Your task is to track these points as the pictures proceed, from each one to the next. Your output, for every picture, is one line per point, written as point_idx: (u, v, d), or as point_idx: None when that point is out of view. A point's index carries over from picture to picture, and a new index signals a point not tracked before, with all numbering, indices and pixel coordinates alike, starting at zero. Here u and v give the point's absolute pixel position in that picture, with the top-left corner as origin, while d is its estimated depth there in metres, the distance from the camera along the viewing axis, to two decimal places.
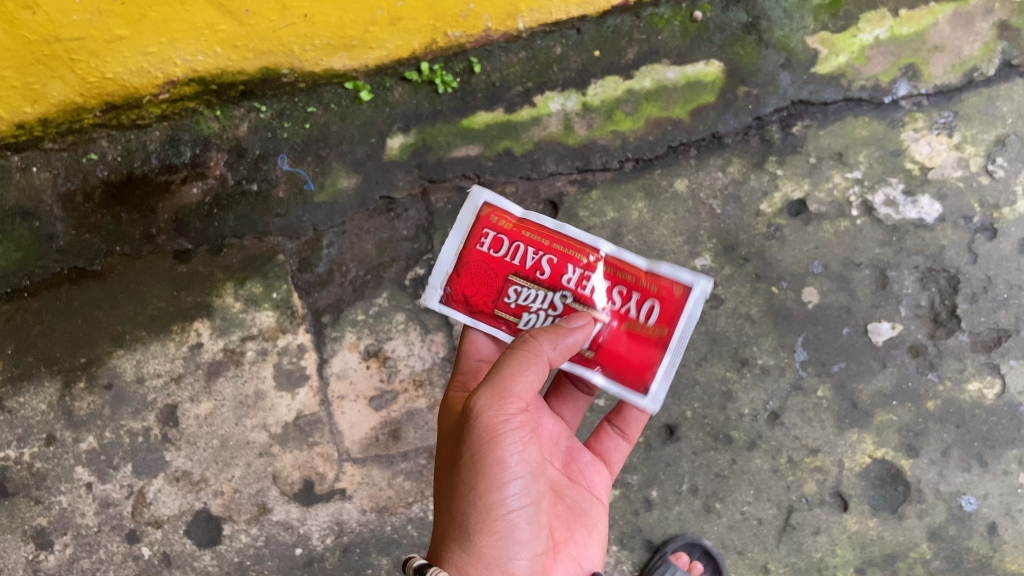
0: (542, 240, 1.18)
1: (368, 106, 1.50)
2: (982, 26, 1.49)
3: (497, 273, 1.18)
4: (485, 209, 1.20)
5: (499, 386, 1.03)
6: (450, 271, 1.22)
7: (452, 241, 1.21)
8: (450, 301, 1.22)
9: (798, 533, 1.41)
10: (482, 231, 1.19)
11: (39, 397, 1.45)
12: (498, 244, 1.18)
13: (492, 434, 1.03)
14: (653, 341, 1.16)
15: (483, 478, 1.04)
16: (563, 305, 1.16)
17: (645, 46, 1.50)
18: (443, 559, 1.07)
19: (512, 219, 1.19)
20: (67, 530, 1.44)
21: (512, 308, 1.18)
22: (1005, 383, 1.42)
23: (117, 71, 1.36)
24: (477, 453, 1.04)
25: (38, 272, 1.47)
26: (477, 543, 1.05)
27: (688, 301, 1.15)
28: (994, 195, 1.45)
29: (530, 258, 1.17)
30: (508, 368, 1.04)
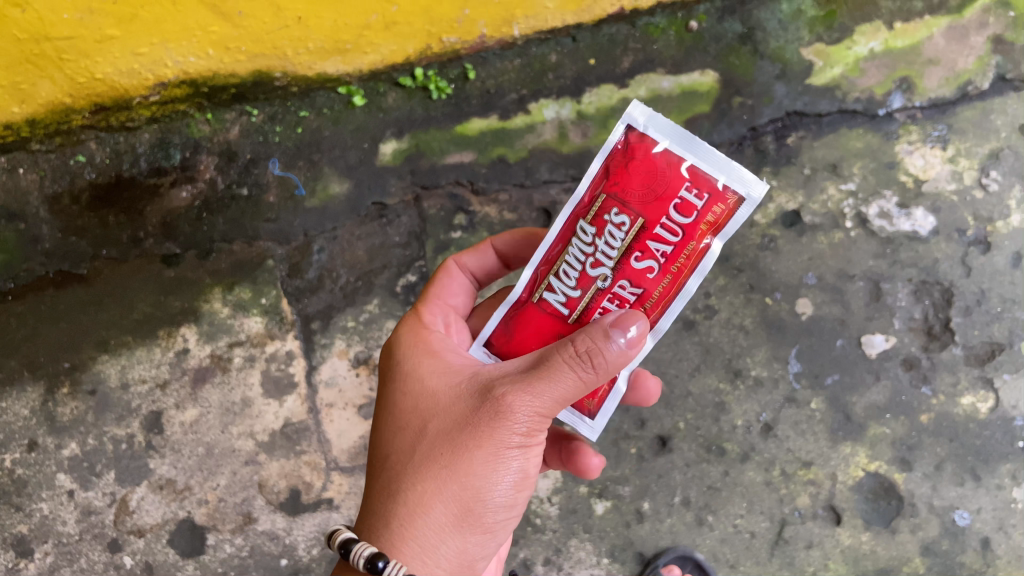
0: (683, 265, 0.93)
1: (361, 111, 1.48)
2: (976, 40, 1.50)
3: (651, 202, 0.90)
4: (730, 197, 0.89)
5: (547, 396, 0.91)
6: (660, 143, 0.90)
7: (705, 155, 0.89)
8: (625, 137, 0.92)
9: (791, 546, 1.39)
10: (704, 194, 0.89)
11: (22, 402, 1.42)
12: (678, 210, 0.90)
13: (520, 439, 0.94)
14: None
15: (494, 474, 0.95)
16: (592, 269, 0.95)
17: (641, 55, 1.49)
18: (408, 546, 0.93)
19: (712, 231, 0.91)
20: (47, 539, 1.40)
21: (600, 213, 0.93)
22: (999, 397, 1.41)
23: (107, 71, 1.35)
24: (496, 451, 0.94)
25: (23, 275, 1.45)
26: (463, 535, 0.96)
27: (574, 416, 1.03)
28: (988, 209, 1.45)
29: (661, 251, 0.92)
30: (567, 384, 0.90)
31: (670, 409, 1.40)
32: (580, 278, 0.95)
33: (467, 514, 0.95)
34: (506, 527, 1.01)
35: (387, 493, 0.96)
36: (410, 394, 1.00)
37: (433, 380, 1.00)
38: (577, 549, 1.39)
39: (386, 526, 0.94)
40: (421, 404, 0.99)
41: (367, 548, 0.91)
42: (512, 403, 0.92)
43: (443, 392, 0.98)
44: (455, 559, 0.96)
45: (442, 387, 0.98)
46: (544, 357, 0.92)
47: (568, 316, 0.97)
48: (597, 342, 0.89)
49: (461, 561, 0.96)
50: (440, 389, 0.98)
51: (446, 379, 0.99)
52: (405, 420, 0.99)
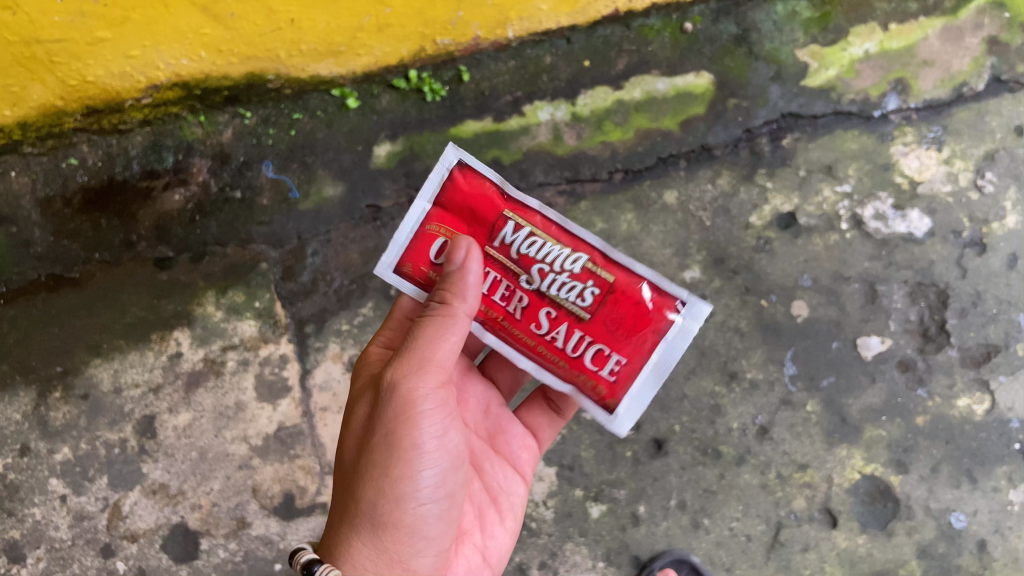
0: (542, 352, 1.12)
1: (355, 113, 1.48)
2: (970, 41, 1.50)
3: (607, 331, 1.09)
4: (611, 399, 1.11)
5: (422, 362, 1.03)
6: (660, 333, 1.08)
7: (643, 388, 1.10)
8: (670, 308, 1.08)
9: (787, 549, 1.38)
10: (608, 376, 1.10)
11: (14, 407, 1.41)
12: (598, 353, 1.10)
13: (405, 414, 1.03)
14: (443, 217, 1.10)
15: (392, 459, 1.04)
16: (536, 268, 1.09)
17: (635, 57, 1.49)
18: (335, 544, 1.04)
19: (570, 383, 1.12)
20: (39, 544, 1.39)
21: (590, 273, 1.08)
22: (995, 399, 1.41)
23: (99, 74, 1.34)
24: (392, 435, 1.04)
25: (14, 278, 1.44)
26: (376, 528, 1.04)
27: (395, 252, 1.12)
28: (983, 210, 1.45)
29: (554, 334, 1.10)
30: (428, 343, 1.03)
31: (665, 412, 1.40)
32: (524, 259, 1.09)
33: (375, 506, 1.04)
34: (428, 515, 1.07)
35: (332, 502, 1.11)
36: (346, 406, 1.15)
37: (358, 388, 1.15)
38: (572, 553, 1.38)
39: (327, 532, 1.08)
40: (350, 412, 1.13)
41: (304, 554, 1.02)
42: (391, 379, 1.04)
43: (358, 397, 1.11)
44: (378, 552, 1.04)
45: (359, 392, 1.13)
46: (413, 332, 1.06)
47: (492, 243, 1.09)
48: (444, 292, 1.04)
49: (386, 555, 1.04)
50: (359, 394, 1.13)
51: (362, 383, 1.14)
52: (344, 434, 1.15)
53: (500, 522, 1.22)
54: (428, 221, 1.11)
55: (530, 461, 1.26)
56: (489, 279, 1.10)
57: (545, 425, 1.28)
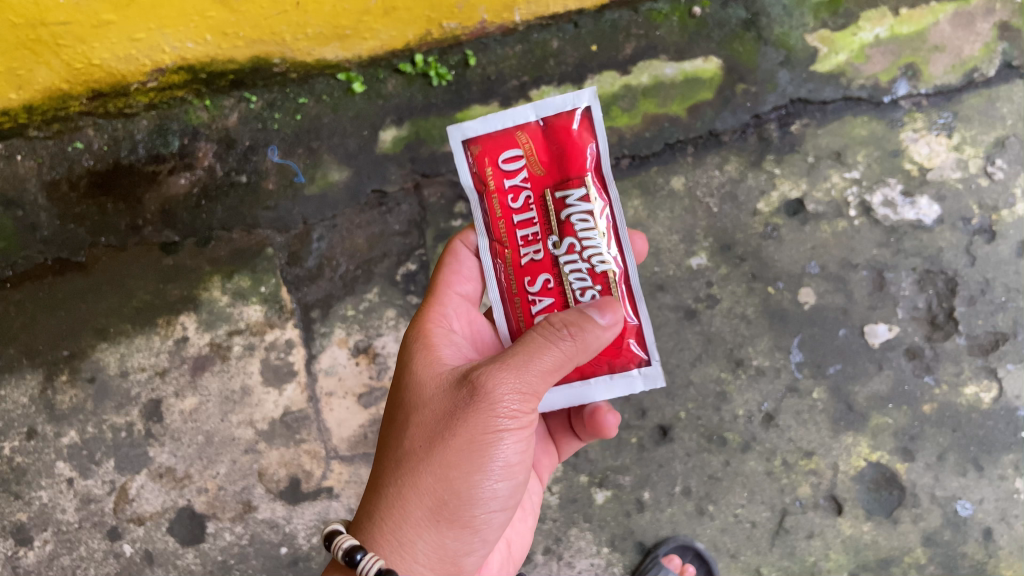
0: (513, 306, 1.07)
1: (360, 98, 1.47)
2: (982, 26, 1.48)
3: None
4: None
5: (524, 375, 0.94)
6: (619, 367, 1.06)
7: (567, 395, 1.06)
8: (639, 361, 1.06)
9: (791, 536, 1.38)
10: None
11: (20, 390, 1.42)
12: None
13: (496, 426, 0.94)
14: (535, 136, 1.03)
15: (472, 466, 0.95)
16: (568, 238, 1.04)
17: (643, 42, 1.48)
18: (385, 540, 0.95)
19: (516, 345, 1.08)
20: (47, 527, 1.40)
21: (600, 280, 1.04)
22: (1003, 387, 1.40)
23: (104, 57, 1.34)
24: (475, 440, 0.95)
25: (21, 262, 1.44)
26: (442, 529, 0.96)
27: (482, 129, 1.05)
28: (993, 197, 1.44)
29: (535, 296, 1.06)
30: (545, 361, 0.94)
31: (671, 398, 1.40)
32: (563, 229, 1.03)
33: (444, 509, 0.95)
34: (491, 521, 1.00)
35: (371, 488, 0.99)
36: (400, 385, 1.02)
37: (418, 370, 1.02)
38: (576, 538, 1.38)
39: (367, 523, 0.97)
40: (409, 395, 1.01)
41: (346, 539, 0.94)
42: (488, 385, 0.94)
43: (426, 382, 1.00)
44: (434, 553, 0.96)
45: (427, 376, 1.00)
46: (522, 339, 0.96)
47: (554, 193, 1.03)
48: (572, 317, 0.97)
49: (442, 555, 0.97)
50: (424, 377, 1.01)
51: (431, 369, 1.01)
52: (393, 414, 1.02)
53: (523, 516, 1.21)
54: (525, 129, 1.03)
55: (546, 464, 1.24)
56: (527, 214, 1.05)
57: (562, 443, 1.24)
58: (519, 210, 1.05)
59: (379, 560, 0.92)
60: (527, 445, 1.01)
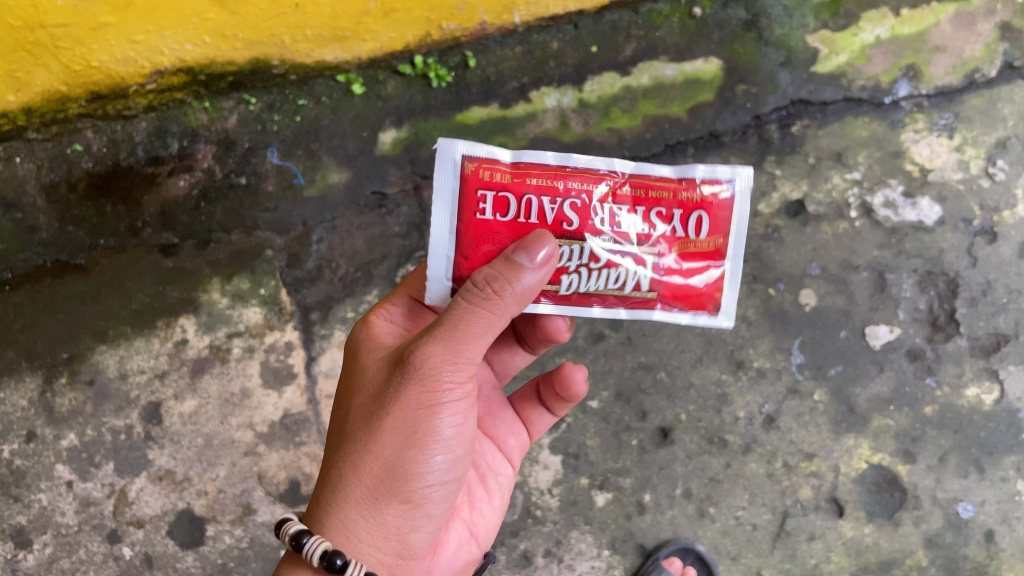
0: (558, 177, 0.97)
1: (360, 99, 1.46)
2: (983, 27, 1.48)
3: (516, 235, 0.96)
4: (468, 165, 0.95)
5: (453, 347, 0.92)
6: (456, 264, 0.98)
7: (444, 216, 0.97)
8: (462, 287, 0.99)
9: (793, 539, 1.38)
10: (477, 194, 0.96)
11: (20, 393, 1.42)
12: (506, 203, 0.96)
13: (430, 399, 0.93)
14: (710, 251, 0.99)
15: (408, 442, 0.94)
16: (604, 254, 0.98)
17: (644, 42, 1.47)
18: (330, 523, 0.94)
19: (505, 169, 0.96)
20: (46, 530, 1.39)
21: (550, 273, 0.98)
22: (1004, 388, 1.40)
23: (103, 59, 1.35)
24: (408, 415, 0.93)
25: (20, 264, 1.44)
26: (383, 505, 0.95)
27: (736, 204, 0.98)
28: (995, 198, 1.44)
29: (561, 200, 0.97)
30: (473, 326, 0.91)
31: (672, 400, 1.39)
32: (611, 259, 0.98)
33: (382, 486, 0.94)
34: (434, 496, 0.99)
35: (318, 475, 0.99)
36: (345, 373, 1.02)
37: (363, 355, 1.02)
38: (577, 541, 1.38)
39: (313, 510, 0.97)
40: (353, 379, 1.00)
41: (293, 524, 0.94)
42: (419, 360, 0.92)
43: (367, 366, 0.99)
44: (378, 532, 0.95)
45: (368, 360, 1.00)
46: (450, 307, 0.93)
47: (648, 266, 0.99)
48: (497, 271, 0.91)
49: (386, 532, 0.96)
50: (366, 361, 1.00)
51: (373, 351, 1.01)
52: (338, 400, 1.02)
53: (488, 500, 1.19)
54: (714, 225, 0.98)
55: (518, 445, 1.24)
56: (639, 226, 0.98)
57: (535, 420, 1.24)
58: (647, 224, 0.98)
59: (324, 541, 0.92)
60: (468, 418, 0.99)
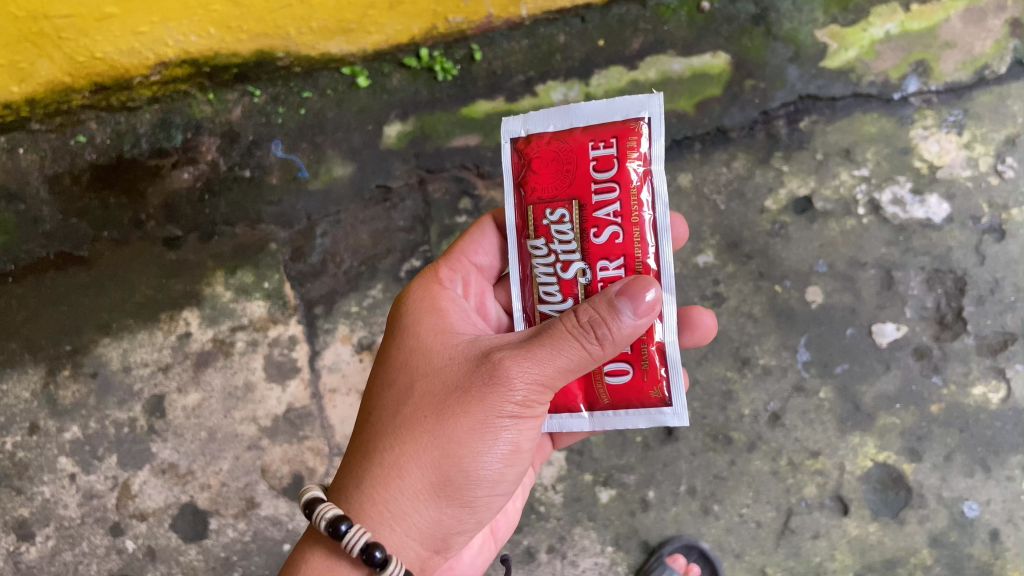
0: (642, 213, 0.98)
1: (365, 92, 1.46)
2: (994, 23, 1.47)
3: (572, 182, 0.99)
4: (636, 124, 0.98)
5: (549, 367, 0.90)
6: (544, 131, 1.02)
7: (585, 112, 1.00)
8: (517, 149, 1.04)
9: (797, 537, 1.37)
10: (610, 138, 0.98)
11: (23, 385, 1.41)
12: (608, 167, 0.98)
13: (511, 410, 0.92)
14: (609, 390, 1.02)
15: (480, 448, 0.93)
16: (569, 274, 1.00)
17: (651, 36, 1.46)
18: (376, 512, 0.91)
19: (642, 160, 0.98)
20: (49, 522, 1.40)
21: (541, 222, 1.01)
22: (1011, 388, 1.39)
23: (107, 50, 1.34)
24: (485, 421, 0.92)
25: (24, 256, 1.44)
26: (439, 506, 0.94)
27: (649, 410, 1.01)
28: (1003, 196, 1.42)
29: (614, 218, 0.98)
30: (569, 359, 0.90)
31: None
32: (563, 284, 1.00)
33: (442, 484, 0.93)
34: (487, 503, 0.99)
35: (363, 454, 0.95)
36: (405, 350, 0.99)
37: (429, 336, 0.99)
38: (581, 537, 1.38)
39: (355, 492, 0.93)
40: (413, 363, 0.97)
41: (329, 509, 0.89)
42: (508, 369, 0.91)
43: (436, 353, 0.96)
44: (425, 529, 0.94)
45: (438, 346, 0.97)
46: (548, 329, 0.91)
47: None
48: (600, 313, 0.88)
49: (433, 530, 0.95)
50: (436, 345, 0.97)
51: (445, 337, 0.98)
52: (394, 374, 0.98)
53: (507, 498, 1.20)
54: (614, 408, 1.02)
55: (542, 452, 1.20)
56: None
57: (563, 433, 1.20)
58: None
59: (367, 532, 0.88)
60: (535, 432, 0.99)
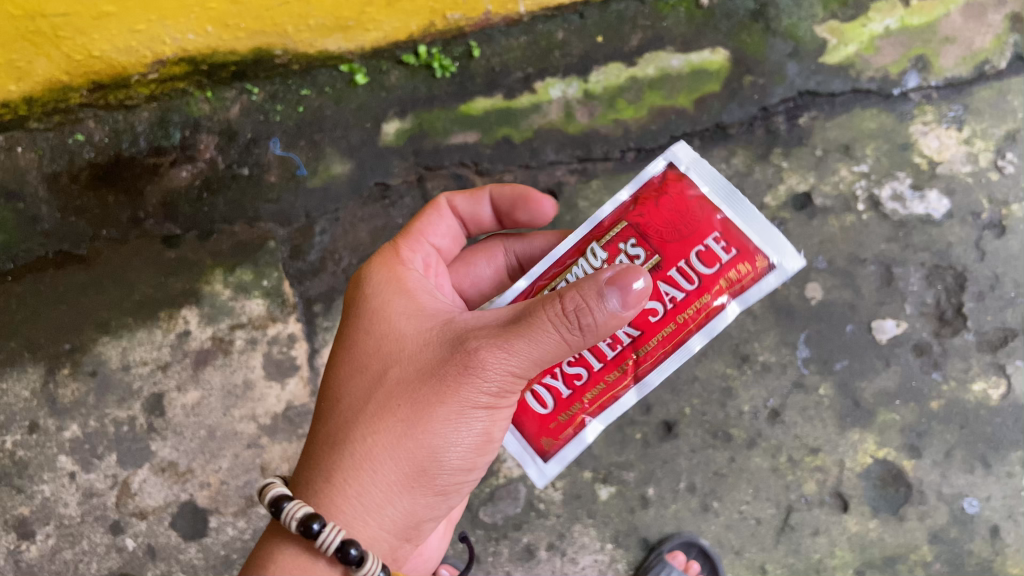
0: (688, 319, 1.02)
1: (363, 90, 1.45)
2: (993, 18, 1.46)
3: (675, 241, 1.01)
4: (762, 265, 1.00)
5: (526, 358, 0.89)
6: (705, 190, 1.02)
7: (741, 211, 1.01)
8: (663, 172, 1.04)
9: (797, 533, 1.37)
10: (731, 250, 1.00)
11: (22, 383, 1.41)
12: (705, 262, 1.01)
13: (483, 398, 0.93)
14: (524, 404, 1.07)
15: (453, 436, 0.94)
16: None
17: (650, 33, 1.46)
18: (348, 504, 0.92)
19: (729, 293, 1.01)
20: (49, 521, 1.39)
21: (615, 241, 1.05)
22: (1012, 383, 1.39)
23: (105, 49, 1.33)
24: (458, 408, 0.93)
25: (22, 256, 1.43)
26: (411, 496, 0.95)
27: (531, 457, 1.09)
28: (1003, 191, 1.42)
29: (671, 297, 1.02)
30: (552, 349, 0.88)
31: (676, 394, 1.39)
32: None
33: (413, 474, 0.94)
34: (457, 489, 1.01)
35: (330, 447, 0.95)
36: (375, 336, 0.98)
37: (401, 320, 0.98)
38: (580, 534, 1.37)
39: (319, 486, 0.93)
40: (383, 350, 0.96)
41: (301, 508, 0.88)
42: (481, 359, 0.90)
43: (408, 340, 0.96)
44: (398, 519, 0.96)
45: (409, 330, 0.97)
46: (529, 316, 0.88)
47: None
48: (586, 303, 0.85)
49: (405, 520, 0.97)
50: (407, 331, 0.97)
51: (417, 320, 0.97)
52: (365, 362, 0.97)
53: None
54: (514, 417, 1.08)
55: None
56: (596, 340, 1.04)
57: None
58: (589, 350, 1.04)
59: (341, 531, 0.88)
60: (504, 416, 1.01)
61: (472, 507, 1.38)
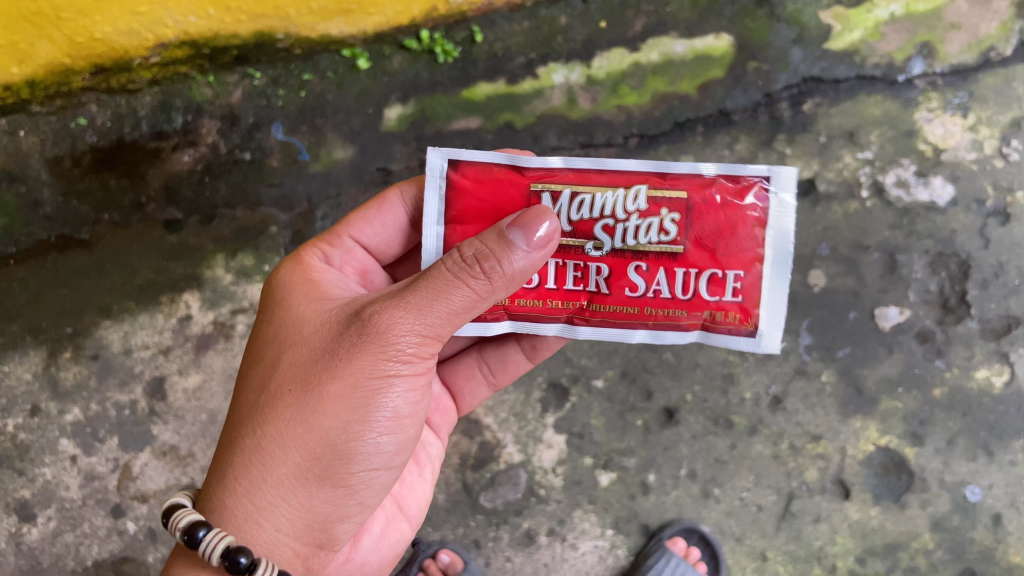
0: (652, 315, 1.01)
1: (365, 75, 1.44)
2: (1000, 4, 1.44)
3: (702, 246, 0.98)
4: (751, 324, 1.00)
5: (426, 316, 0.88)
6: (764, 225, 0.98)
7: (777, 283, 0.99)
8: (755, 181, 0.98)
9: (797, 520, 1.37)
10: (735, 296, 1.00)
11: (24, 367, 1.42)
12: (707, 289, 0.99)
13: (383, 372, 0.89)
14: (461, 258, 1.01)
15: (355, 417, 0.90)
16: (599, 227, 0.99)
17: (653, 18, 1.45)
18: (240, 503, 0.90)
19: (697, 326, 1.01)
20: (50, 503, 1.40)
21: (662, 202, 0.98)
22: (1015, 372, 1.38)
23: (106, 30, 1.39)
24: (358, 385, 0.89)
25: (24, 240, 1.43)
26: (310, 489, 0.90)
27: None
28: (1009, 178, 1.41)
29: (656, 289, 1.00)
30: (452, 302, 0.87)
31: (677, 380, 1.38)
32: (581, 225, 0.99)
33: (311, 462, 0.89)
34: (370, 481, 0.95)
35: (229, 441, 0.93)
36: (279, 323, 0.97)
37: (304, 304, 0.97)
38: (581, 520, 1.38)
39: (219, 487, 0.91)
40: (283, 337, 0.95)
41: (185, 517, 0.88)
42: (376, 329, 0.88)
43: (307, 321, 0.95)
44: (300, 516, 0.91)
45: (308, 312, 0.96)
46: (427, 275, 0.88)
47: None
48: (488, 247, 0.87)
49: (308, 518, 0.91)
50: (308, 314, 0.96)
51: (319, 304, 0.96)
52: (263, 351, 0.97)
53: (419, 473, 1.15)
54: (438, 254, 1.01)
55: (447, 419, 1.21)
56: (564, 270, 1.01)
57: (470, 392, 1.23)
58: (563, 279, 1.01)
59: (225, 538, 0.87)
60: (423, 397, 0.96)
61: (471, 493, 1.38)
